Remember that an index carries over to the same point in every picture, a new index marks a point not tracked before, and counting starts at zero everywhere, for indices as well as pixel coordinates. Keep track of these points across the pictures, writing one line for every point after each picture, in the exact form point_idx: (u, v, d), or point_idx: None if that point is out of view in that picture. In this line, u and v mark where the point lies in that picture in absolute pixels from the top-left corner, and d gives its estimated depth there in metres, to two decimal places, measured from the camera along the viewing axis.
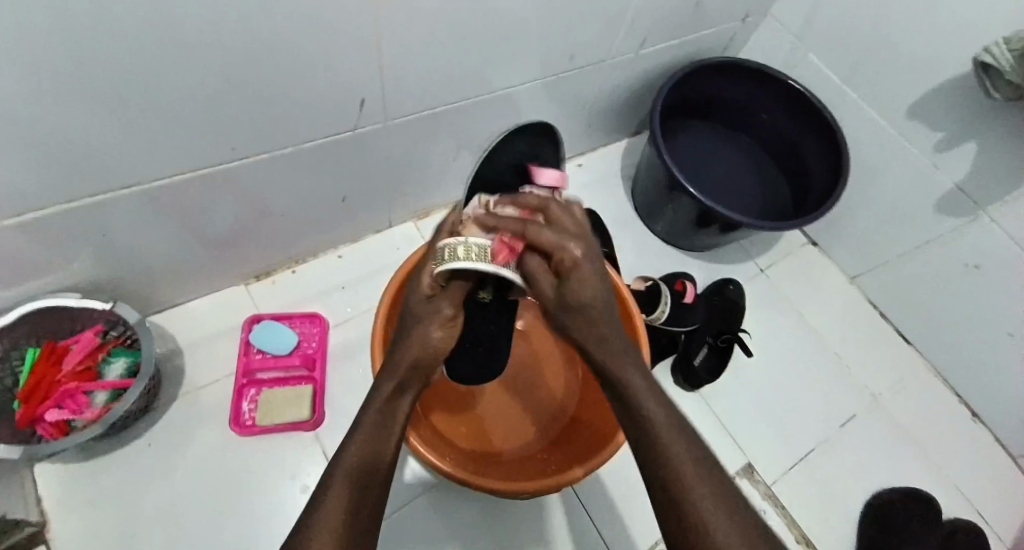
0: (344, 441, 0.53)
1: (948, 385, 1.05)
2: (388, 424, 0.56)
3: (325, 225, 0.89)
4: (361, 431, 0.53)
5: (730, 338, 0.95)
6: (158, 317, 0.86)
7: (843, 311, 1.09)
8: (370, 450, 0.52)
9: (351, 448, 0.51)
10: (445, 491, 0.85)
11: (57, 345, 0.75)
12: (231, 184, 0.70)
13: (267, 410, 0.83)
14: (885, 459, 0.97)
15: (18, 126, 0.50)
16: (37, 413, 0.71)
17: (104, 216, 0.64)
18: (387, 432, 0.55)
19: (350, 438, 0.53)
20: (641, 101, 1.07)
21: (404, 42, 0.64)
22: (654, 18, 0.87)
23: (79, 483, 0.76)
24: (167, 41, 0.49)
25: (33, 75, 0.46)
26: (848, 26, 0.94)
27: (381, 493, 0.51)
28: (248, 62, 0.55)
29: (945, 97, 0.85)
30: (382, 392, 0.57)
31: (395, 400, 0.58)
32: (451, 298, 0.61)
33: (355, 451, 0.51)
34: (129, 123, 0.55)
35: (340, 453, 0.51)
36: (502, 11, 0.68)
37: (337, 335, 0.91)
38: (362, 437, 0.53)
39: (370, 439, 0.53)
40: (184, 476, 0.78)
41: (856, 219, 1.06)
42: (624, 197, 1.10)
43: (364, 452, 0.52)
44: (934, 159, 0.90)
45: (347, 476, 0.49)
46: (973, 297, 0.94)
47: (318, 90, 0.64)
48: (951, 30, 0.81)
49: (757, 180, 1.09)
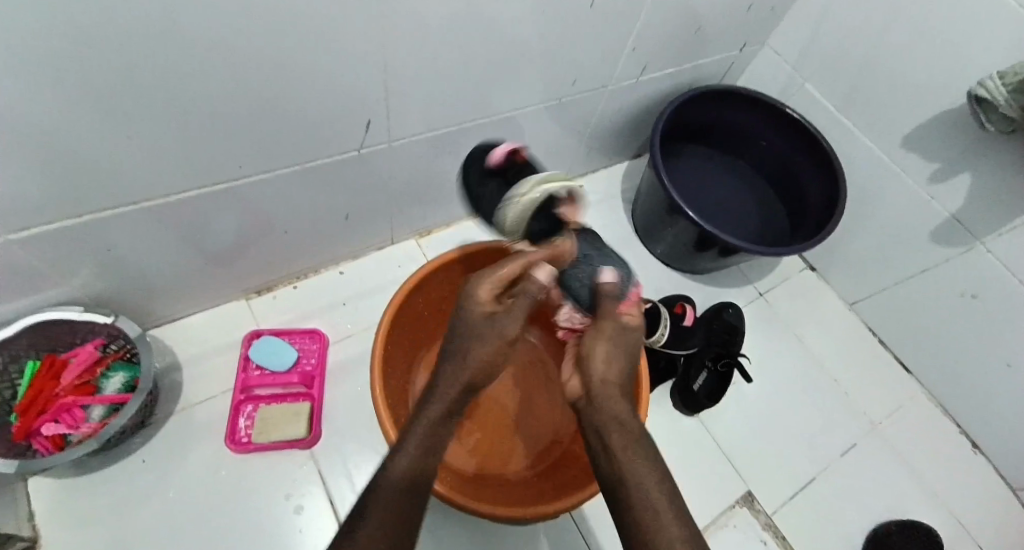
0: (392, 453, 0.53)
1: (945, 412, 1.05)
2: (438, 440, 0.55)
3: (328, 241, 0.90)
4: (408, 450, 0.53)
5: (730, 362, 0.94)
6: (158, 329, 0.86)
7: (840, 335, 1.09)
8: (421, 462, 0.53)
9: (405, 457, 0.53)
10: (440, 514, 0.83)
11: (56, 358, 0.74)
12: (237, 200, 0.71)
13: (263, 427, 0.82)
14: (883, 486, 0.96)
15: (31, 143, 0.50)
16: (33, 426, 0.71)
17: (110, 230, 0.64)
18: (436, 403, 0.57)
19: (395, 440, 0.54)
20: (641, 126, 1.09)
21: (407, 65, 0.65)
22: (655, 47, 0.89)
23: (72, 499, 0.75)
24: (181, 63, 0.50)
25: (47, 91, 0.47)
26: (844, 57, 0.96)
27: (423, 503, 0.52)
28: (258, 82, 0.57)
29: (941, 128, 0.86)
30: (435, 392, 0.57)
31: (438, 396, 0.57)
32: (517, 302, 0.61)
33: (407, 462, 0.52)
34: (138, 140, 0.56)
35: (390, 462, 0.52)
36: (505, 37, 0.70)
37: (336, 351, 0.91)
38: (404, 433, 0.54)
39: (424, 453, 0.54)
40: (179, 492, 0.78)
41: (852, 247, 1.07)
42: (624, 219, 1.11)
43: (415, 463, 0.53)
44: (929, 187, 0.91)
45: (392, 481, 0.51)
46: (965, 323, 0.95)
47: (324, 109, 0.65)
48: (943, 63, 0.83)
49: (755, 204, 1.10)
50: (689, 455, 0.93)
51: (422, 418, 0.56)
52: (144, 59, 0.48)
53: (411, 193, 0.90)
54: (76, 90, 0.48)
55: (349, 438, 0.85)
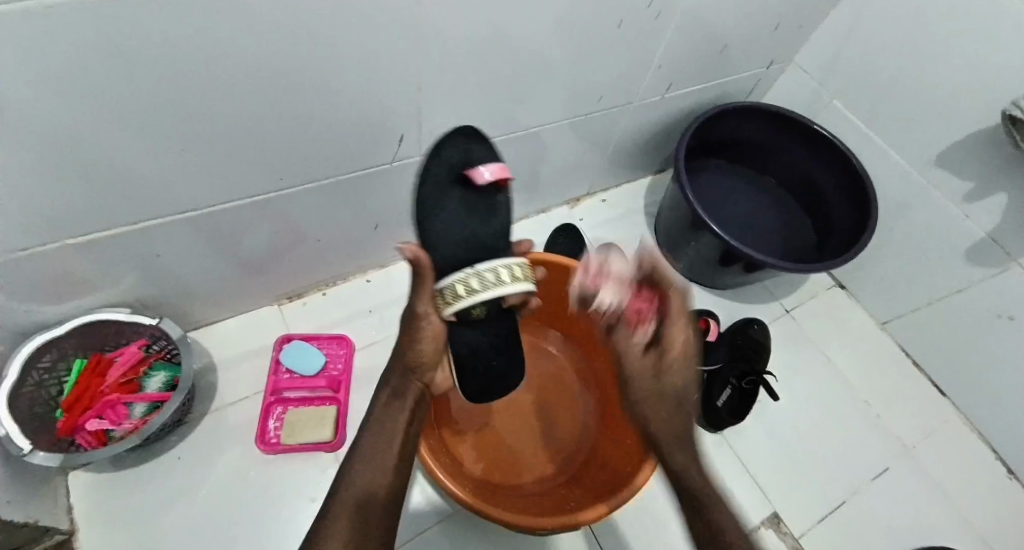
0: (347, 466, 0.56)
1: (982, 438, 1.01)
2: (391, 441, 0.58)
3: (356, 249, 0.92)
4: (361, 458, 0.56)
5: (755, 380, 0.94)
6: (196, 332, 0.90)
7: (870, 355, 1.07)
8: (376, 472, 0.55)
9: (361, 472, 0.55)
10: (458, 522, 0.84)
11: (102, 357, 0.79)
12: (271, 211, 0.74)
13: (290, 429, 0.85)
14: (914, 510, 0.93)
15: (84, 157, 0.54)
16: (78, 422, 0.75)
17: (153, 238, 0.68)
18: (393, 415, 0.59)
19: (358, 450, 0.57)
20: (667, 141, 1.09)
21: (433, 82, 0.67)
22: (680, 64, 0.89)
23: (110, 493, 0.79)
24: (221, 83, 0.54)
25: (100, 109, 0.51)
26: (873, 74, 0.95)
27: (385, 516, 0.53)
28: (292, 99, 0.60)
29: (975, 145, 0.85)
30: (381, 401, 0.61)
31: (394, 407, 0.60)
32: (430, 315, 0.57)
33: (365, 476, 0.55)
34: (181, 154, 0.59)
35: (346, 475, 0.55)
36: (529, 55, 0.71)
37: (362, 357, 0.93)
38: (365, 445, 0.57)
39: (377, 465, 0.56)
40: (209, 490, 0.81)
41: (882, 265, 1.05)
42: (648, 233, 1.12)
43: (366, 473, 0.55)
44: (963, 206, 0.89)
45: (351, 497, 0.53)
46: (1002, 346, 0.92)
47: (355, 125, 0.67)
48: (976, 80, 0.82)
49: (781, 220, 1.10)
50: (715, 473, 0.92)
51: (371, 420, 0.59)
52: (189, 75, 0.52)
53: None
54: (127, 104, 0.52)
55: None
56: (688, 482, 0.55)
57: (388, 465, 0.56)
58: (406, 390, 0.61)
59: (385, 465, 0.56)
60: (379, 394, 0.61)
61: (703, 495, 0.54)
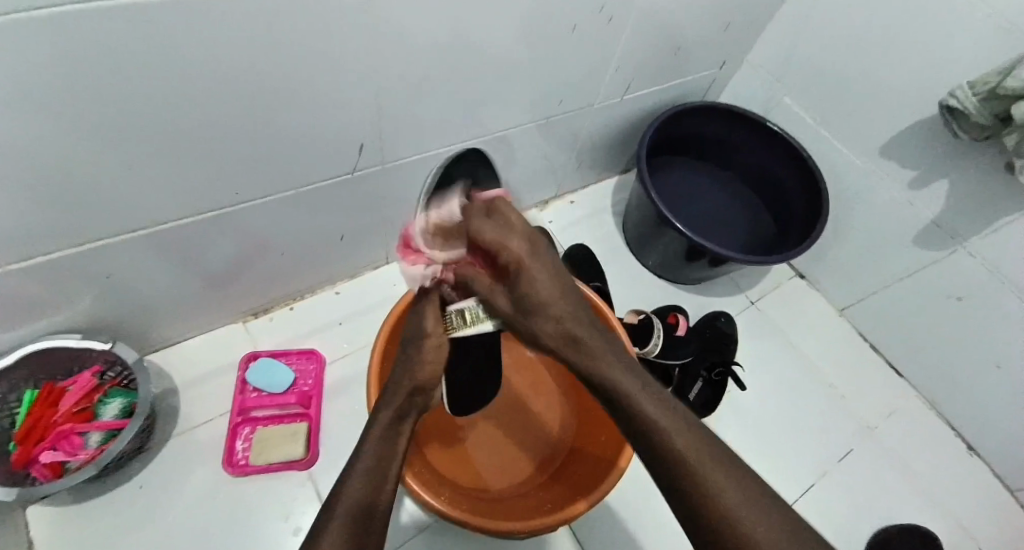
0: (341, 482, 0.50)
1: (939, 414, 1.06)
2: (390, 457, 0.53)
3: (323, 261, 0.90)
4: (358, 476, 0.50)
5: (723, 371, 0.96)
6: (156, 354, 0.86)
7: (832, 341, 1.10)
8: (372, 486, 0.49)
9: (355, 484, 0.49)
10: (441, 532, 0.83)
11: (54, 386, 0.74)
12: (233, 223, 0.72)
13: (259, 449, 0.83)
14: (880, 488, 0.97)
15: (29, 173, 0.51)
16: (31, 454, 0.70)
17: (106, 257, 0.65)
18: (382, 429, 0.56)
19: (350, 466, 0.51)
20: (629, 141, 1.11)
21: (397, 88, 0.67)
22: (640, 64, 0.91)
23: (66, 531, 0.74)
24: (179, 90, 0.52)
25: (46, 121, 0.48)
26: (822, 70, 0.98)
27: (382, 529, 0.48)
28: (252, 108, 0.58)
29: (918, 135, 0.89)
30: (381, 423, 0.57)
31: (394, 429, 0.57)
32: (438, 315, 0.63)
33: (359, 488, 0.49)
34: (137, 166, 0.57)
35: (340, 488, 0.49)
36: (492, 60, 0.72)
37: (332, 370, 0.91)
38: (364, 460, 0.52)
39: (374, 480, 0.50)
40: (178, 518, 0.77)
41: (839, 253, 1.09)
42: (615, 233, 1.13)
43: (363, 485, 0.49)
44: (910, 193, 0.93)
45: (350, 506, 0.47)
46: (953, 324, 0.97)
47: (315, 132, 0.66)
48: (916, 74, 0.86)
49: (741, 214, 1.13)
50: None
51: (367, 435, 0.55)
52: (141, 86, 0.50)
53: (404, 213, 0.91)
54: (76, 116, 0.49)
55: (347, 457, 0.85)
56: (645, 413, 0.49)
57: (386, 482, 0.51)
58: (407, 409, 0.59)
59: (383, 475, 0.51)
60: (376, 417, 0.57)
61: (683, 458, 0.46)
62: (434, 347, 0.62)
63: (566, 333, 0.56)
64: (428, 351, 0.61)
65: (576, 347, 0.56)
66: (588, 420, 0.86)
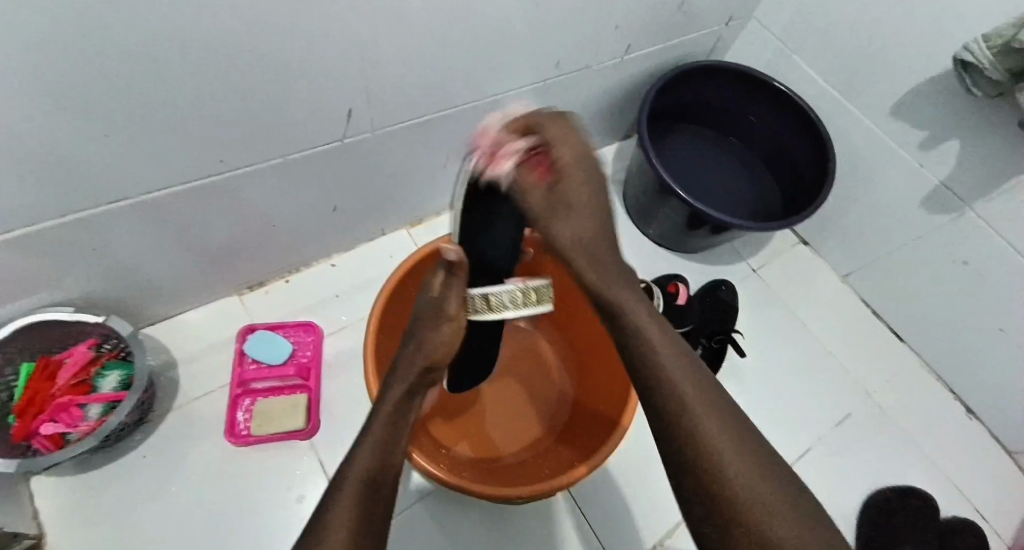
0: (350, 453, 0.49)
1: (940, 379, 1.05)
2: (399, 427, 0.52)
3: (319, 231, 0.89)
4: (366, 445, 0.49)
5: (723, 339, 0.96)
6: (152, 327, 0.86)
7: (834, 308, 1.09)
8: (380, 460, 0.48)
9: (364, 454, 0.48)
10: (442, 498, 0.84)
11: (50, 360, 0.75)
12: (223, 194, 0.70)
13: (260, 420, 0.83)
14: (879, 453, 0.97)
15: (10, 148, 0.50)
16: (31, 427, 0.71)
17: (94, 231, 0.64)
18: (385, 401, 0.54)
19: (355, 443, 0.49)
20: (630, 105, 1.08)
21: (387, 51, 0.64)
22: (641, 23, 0.88)
23: (71, 501, 0.75)
24: (160, 60, 0.50)
25: (22, 94, 0.46)
26: (831, 28, 0.95)
27: (389, 504, 0.47)
28: (237, 76, 0.56)
29: (930, 95, 0.86)
30: (392, 397, 0.54)
31: (404, 404, 0.54)
32: (458, 296, 0.58)
33: (366, 462, 0.47)
34: (120, 138, 0.55)
35: (347, 463, 0.47)
36: (486, 20, 0.69)
37: (331, 343, 0.91)
38: (370, 435, 0.50)
39: (384, 456, 0.48)
40: (182, 488, 0.78)
41: (844, 219, 1.07)
42: (616, 201, 1.11)
43: (373, 459, 0.48)
44: (919, 156, 0.91)
45: (357, 479, 0.46)
46: (958, 290, 0.95)
47: (304, 100, 0.64)
48: (929, 31, 0.82)
49: (745, 181, 1.10)
50: None
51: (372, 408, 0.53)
52: (119, 56, 0.48)
53: (399, 182, 0.89)
54: (54, 88, 0.47)
55: (348, 427, 0.86)
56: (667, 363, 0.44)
57: (395, 456, 0.49)
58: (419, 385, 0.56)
59: (392, 452, 0.49)
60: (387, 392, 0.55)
61: (698, 417, 0.42)
62: (451, 327, 0.58)
63: (582, 244, 0.50)
64: (441, 333, 0.58)
65: (590, 261, 0.50)
66: (590, 389, 0.86)
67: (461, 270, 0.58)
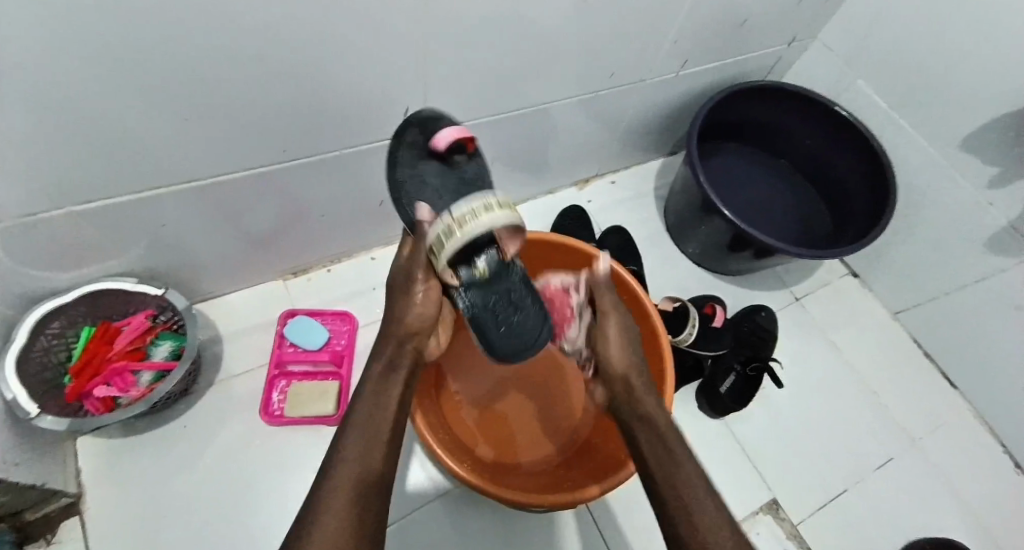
0: (339, 437, 0.52)
1: (990, 430, 1.00)
2: (385, 407, 0.55)
3: (362, 224, 0.92)
4: (354, 433, 0.51)
5: (759, 367, 0.93)
6: (202, 304, 0.90)
7: (880, 344, 1.05)
8: (369, 448, 0.51)
9: (353, 445, 0.51)
10: (458, 498, 0.85)
11: (110, 325, 0.79)
12: (276, 183, 0.73)
13: (293, 401, 0.86)
14: (916, 500, 0.93)
15: (87, 127, 0.54)
16: (86, 388, 0.76)
17: (158, 209, 0.68)
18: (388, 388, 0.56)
19: (347, 426, 0.52)
20: (680, 121, 1.07)
21: (441, 56, 0.66)
22: (699, 39, 0.87)
23: (114, 461, 0.80)
24: (231, 53, 0.53)
25: (103, 77, 0.50)
26: (899, 54, 0.91)
27: (381, 490, 0.50)
28: (300, 72, 0.59)
29: (1004, 132, 0.82)
30: (374, 374, 0.57)
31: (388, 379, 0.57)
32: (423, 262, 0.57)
33: (353, 453, 0.50)
34: (188, 124, 0.58)
35: (340, 447, 0.51)
36: (540, 31, 0.70)
37: (365, 334, 0.94)
38: (362, 417, 0.53)
39: (369, 442, 0.51)
40: (215, 459, 0.82)
41: (898, 253, 1.02)
42: (658, 216, 1.10)
43: (361, 447, 0.51)
44: (987, 194, 0.86)
45: (348, 471, 0.49)
46: (1020, 337, 0.90)
47: (360, 99, 0.66)
48: (1008, 63, 0.78)
49: (795, 206, 1.07)
50: (716, 458, 0.91)
51: (365, 392, 0.55)
52: (193, 47, 0.51)
53: None
54: (131, 73, 0.51)
55: None
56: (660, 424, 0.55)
57: (382, 439, 0.52)
58: (399, 361, 0.59)
59: (383, 444, 0.52)
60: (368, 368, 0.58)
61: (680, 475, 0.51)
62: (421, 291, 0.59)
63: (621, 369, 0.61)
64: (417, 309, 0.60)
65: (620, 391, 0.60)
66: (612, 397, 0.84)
67: (422, 233, 0.56)
